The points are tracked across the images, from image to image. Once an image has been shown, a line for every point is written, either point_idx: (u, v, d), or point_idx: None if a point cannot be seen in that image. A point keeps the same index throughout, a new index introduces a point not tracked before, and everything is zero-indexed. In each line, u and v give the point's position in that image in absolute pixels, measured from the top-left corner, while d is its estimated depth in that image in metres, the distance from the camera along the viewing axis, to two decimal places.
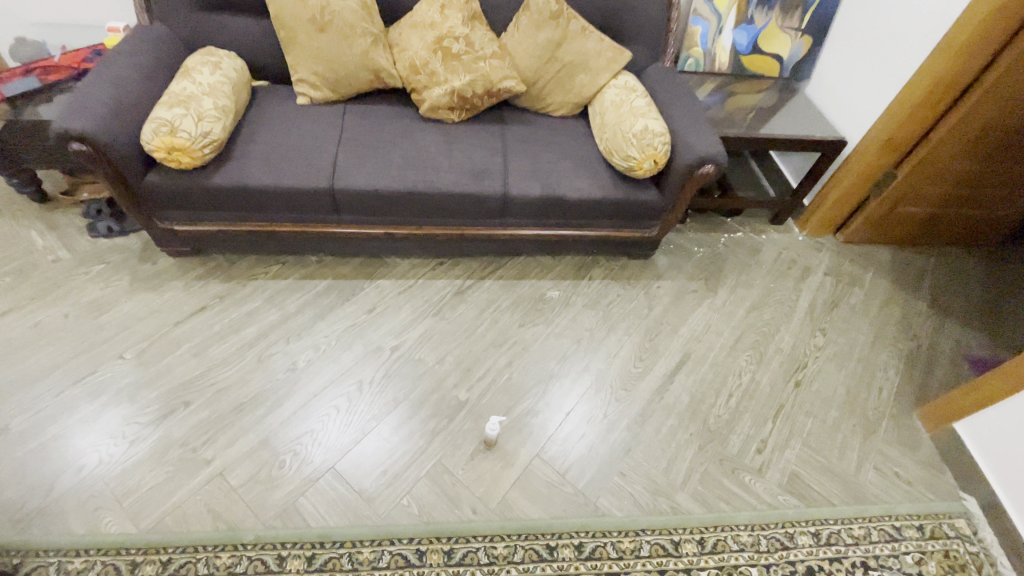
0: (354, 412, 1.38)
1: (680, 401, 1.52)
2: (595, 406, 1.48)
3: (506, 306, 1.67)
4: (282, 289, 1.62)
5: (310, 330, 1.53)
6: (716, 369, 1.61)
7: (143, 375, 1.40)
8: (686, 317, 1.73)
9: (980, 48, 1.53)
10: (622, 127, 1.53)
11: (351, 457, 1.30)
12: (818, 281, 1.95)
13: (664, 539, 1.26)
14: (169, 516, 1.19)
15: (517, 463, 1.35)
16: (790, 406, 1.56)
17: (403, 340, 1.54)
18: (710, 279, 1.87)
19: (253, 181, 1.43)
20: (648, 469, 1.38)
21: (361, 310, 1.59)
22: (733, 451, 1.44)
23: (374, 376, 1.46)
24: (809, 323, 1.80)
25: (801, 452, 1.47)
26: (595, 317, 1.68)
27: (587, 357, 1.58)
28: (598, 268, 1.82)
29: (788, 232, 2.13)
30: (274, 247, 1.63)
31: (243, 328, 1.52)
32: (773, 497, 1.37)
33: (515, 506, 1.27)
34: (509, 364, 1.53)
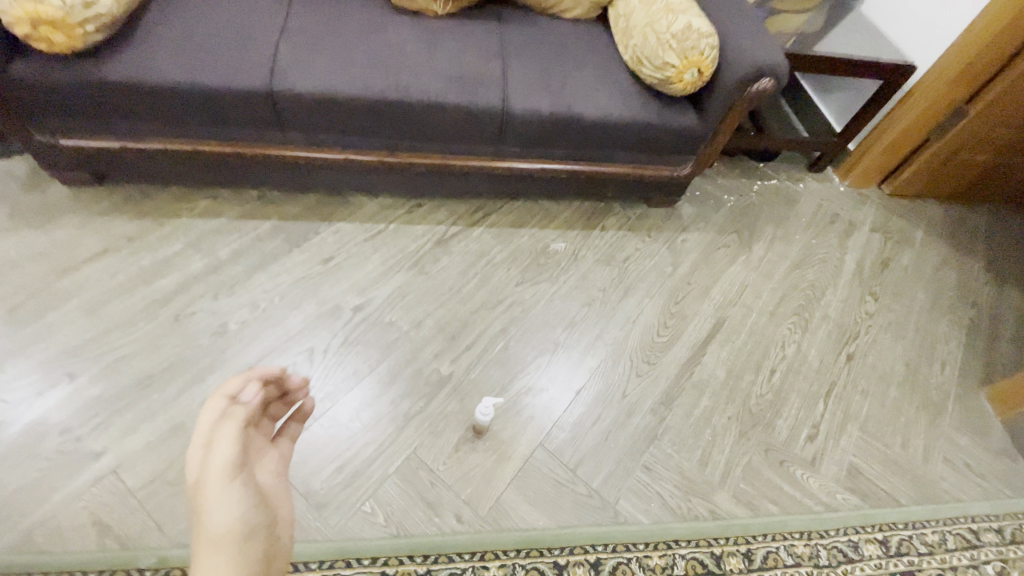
0: None
1: (714, 377, 1.23)
2: (612, 384, 1.18)
3: (501, 258, 1.34)
4: (212, 231, 1.26)
5: (247, 284, 1.19)
6: (755, 339, 1.32)
7: (16, 338, 1.04)
8: (718, 276, 1.43)
9: None
10: (656, 26, 1.18)
11: (296, 449, 0.99)
12: (864, 238, 1.66)
13: (703, 552, 0.99)
14: (38, 531, 0.86)
15: (513, 456, 1.05)
16: (843, 384, 1.29)
17: (369, 299, 1.20)
18: (744, 233, 1.56)
19: (160, 78, 1.05)
20: (679, 463, 1.09)
21: (315, 259, 1.24)
22: (780, 439, 1.17)
23: (330, 343, 1.13)
24: (858, 287, 1.52)
25: (860, 440, 1.21)
26: (610, 275, 1.37)
27: (601, 323, 1.27)
28: (612, 216, 1.50)
29: (828, 182, 1.82)
30: (200, 177, 1.26)
31: (158, 279, 1.16)
32: (830, 496, 1.11)
33: (513, 512, 0.99)
34: (505, 330, 1.22)
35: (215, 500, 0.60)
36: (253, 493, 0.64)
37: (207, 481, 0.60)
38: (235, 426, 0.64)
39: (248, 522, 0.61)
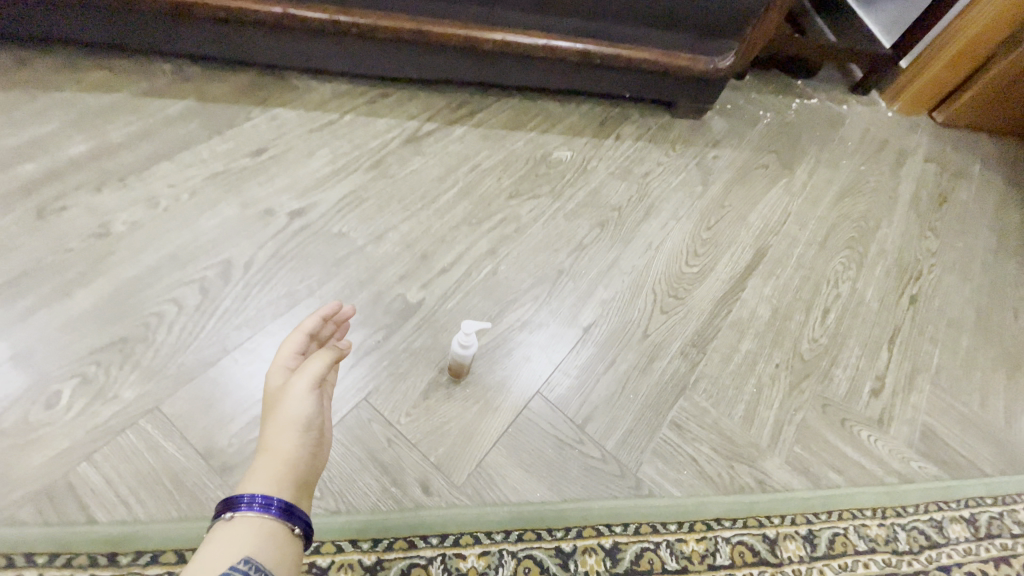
0: (211, 311, 0.76)
1: (757, 316, 0.97)
2: (632, 321, 0.91)
3: (491, 163, 1.04)
4: (103, 109, 0.94)
5: (147, 177, 0.88)
6: (803, 274, 1.06)
7: None
8: (756, 199, 1.17)
9: None
10: None
11: (196, 391, 0.70)
12: (918, 168, 1.41)
13: (753, 536, 0.74)
14: None
15: (501, 407, 0.78)
16: (908, 329, 1.05)
17: (313, 203, 0.90)
18: (784, 154, 1.29)
19: None
20: (718, 420, 0.84)
21: (243, 152, 0.94)
22: (839, 393, 0.92)
23: (256, 253, 0.83)
24: (916, 221, 1.27)
25: (932, 396, 0.97)
26: (628, 190, 1.08)
27: (616, 247, 1.00)
28: (629, 123, 1.21)
29: (874, 107, 1.56)
30: (87, 35, 0.93)
31: (19, 164, 0.85)
32: (902, 463, 0.87)
33: (500, 482, 0.72)
34: (495, 248, 0.93)
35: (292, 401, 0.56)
36: (325, 410, 0.59)
37: (296, 382, 0.57)
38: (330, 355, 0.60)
39: (316, 433, 0.57)
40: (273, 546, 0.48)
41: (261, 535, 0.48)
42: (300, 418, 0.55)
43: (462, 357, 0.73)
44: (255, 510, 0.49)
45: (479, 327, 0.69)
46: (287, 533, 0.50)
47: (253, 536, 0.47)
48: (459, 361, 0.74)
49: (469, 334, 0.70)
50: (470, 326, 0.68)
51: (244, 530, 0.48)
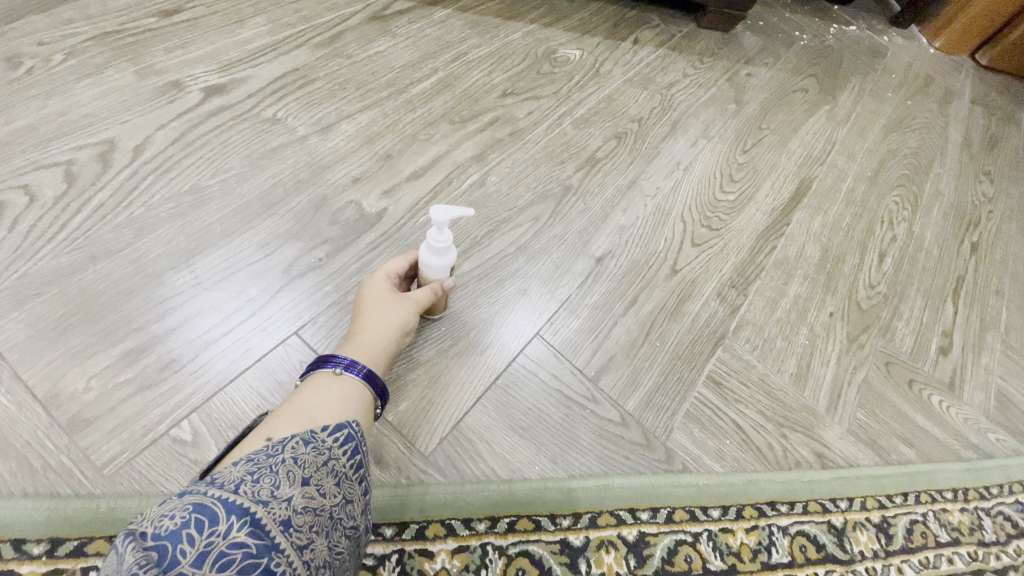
0: (78, 206, 0.53)
1: (805, 256, 0.79)
2: (657, 252, 0.71)
3: (481, 54, 0.82)
4: None
5: (7, 30, 0.64)
6: (854, 211, 0.88)
7: None
8: (797, 125, 0.97)
9: None
10: None
11: (41, 311, 0.48)
12: (966, 110, 1.24)
13: (814, 525, 0.56)
14: None
15: (488, 353, 0.58)
16: (973, 280, 0.88)
17: (239, 79, 0.67)
18: (824, 79, 1.10)
19: None
20: (765, 376, 0.65)
21: (147, 9, 0.69)
22: (905, 350, 0.75)
23: (153, 135, 0.60)
24: (969, 164, 1.10)
25: (1006, 358, 0.81)
26: (649, 101, 0.88)
27: (637, 165, 0.79)
28: (650, 28, 1.00)
29: (915, 42, 1.37)
30: None
31: None
32: (981, 436, 0.71)
33: (484, 451, 0.53)
34: (484, 154, 0.72)
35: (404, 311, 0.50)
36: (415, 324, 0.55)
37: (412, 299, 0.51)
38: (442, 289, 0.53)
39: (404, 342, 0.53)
40: (366, 413, 0.44)
41: (351, 396, 0.44)
42: (409, 328, 0.51)
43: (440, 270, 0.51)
44: (346, 372, 0.45)
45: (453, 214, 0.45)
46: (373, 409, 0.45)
47: (351, 400, 0.43)
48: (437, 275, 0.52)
49: (440, 228, 0.46)
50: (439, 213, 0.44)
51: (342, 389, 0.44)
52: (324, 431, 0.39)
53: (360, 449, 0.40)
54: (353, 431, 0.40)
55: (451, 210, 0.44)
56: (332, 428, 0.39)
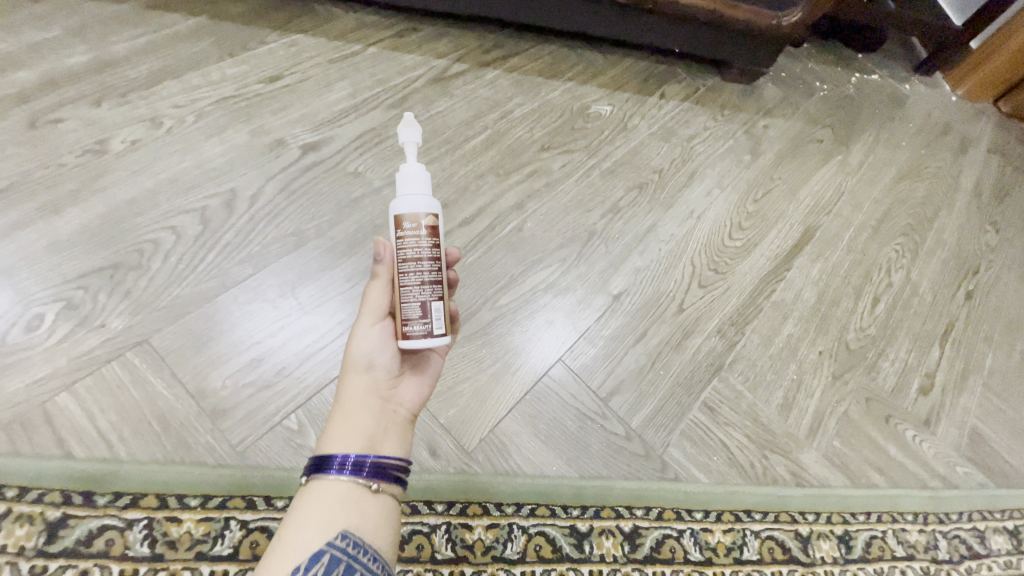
0: (214, 244, 0.69)
1: (802, 298, 0.89)
2: (667, 292, 0.84)
3: (523, 113, 0.95)
4: (106, 18, 0.85)
5: (150, 94, 0.80)
6: (854, 258, 0.98)
7: None
8: (808, 175, 1.07)
9: None
10: None
11: (190, 326, 0.64)
12: (982, 158, 1.30)
13: (784, 531, 0.68)
14: None
15: (520, 371, 0.72)
16: (963, 327, 0.97)
17: (329, 137, 0.82)
18: (840, 129, 1.19)
19: None
20: (753, 405, 0.77)
21: (256, 76, 0.85)
22: (886, 387, 0.84)
23: (264, 186, 0.76)
24: (977, 213, 1.17)
25: (985, 400, 0.89)
26: (670, 153, 0.99)
27: (655, 212, 0.91)
28: (675, 82, 1.11)
29: (938, 89, 1.44)
30: None
31: (14, 71, 0.77)
32: (949, 468, 0.80)
33: (513, 451, 0.66)
34: (522, 203, 0.85)
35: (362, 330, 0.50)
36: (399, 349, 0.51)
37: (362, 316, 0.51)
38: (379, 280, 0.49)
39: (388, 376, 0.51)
40: (353, 514, 0.44)
41: (354, 505, 0.44)
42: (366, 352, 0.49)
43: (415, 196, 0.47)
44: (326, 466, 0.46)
45: (419, 133, 0.49)
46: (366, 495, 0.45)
47: (331, 498, 0.44)
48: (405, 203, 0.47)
49: (412, 152, 0.49)
50: (404, 133, 0.49)
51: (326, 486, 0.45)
52: None
53: (348, 567, 0.41)
54: (331, 555, 0.40)
55: (415, 125, 0.49)
56: (313, 557, 0.40)
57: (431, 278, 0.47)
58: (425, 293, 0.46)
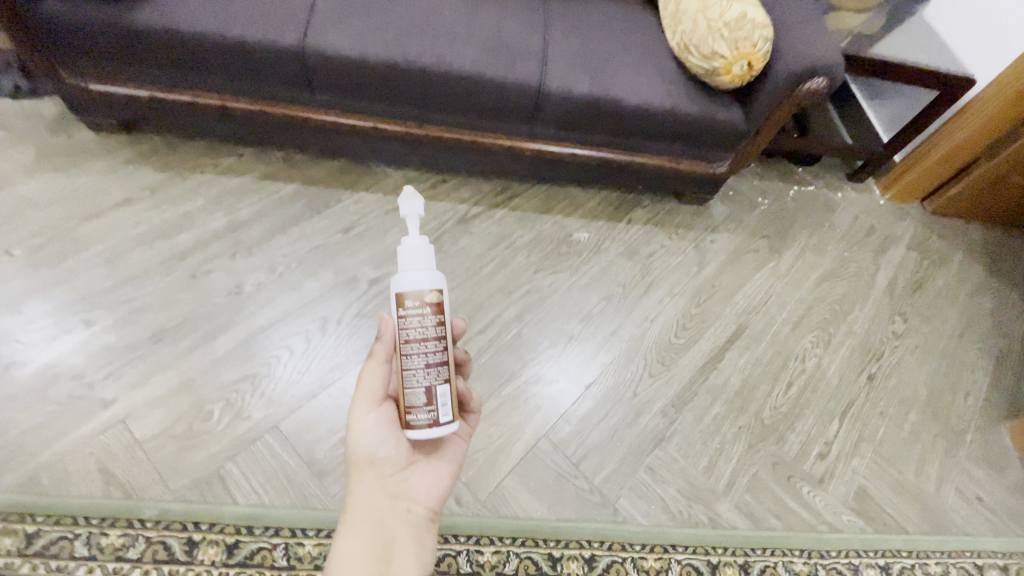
0: (313, 357, 1.05)
1: (729, 384, 1.20)
2: (624, 381, 1.16)
3: (522, 243, 1.30)
4: (233, 189, 1.24)
5: (265, 245, 1.17)
6: (775, 350, 1.28)
7: (36, 280, 1.06)
8: (744, 281, 1.38)
9: None
10: (709, 11, 1.10)
11: (302, 415, 0.99)
12: (900, 255, 1.60)
13: (698, 559, 0.98)
14: (45, 473, 0.87)
15: (516, 443, 1.04)
16: (862, 404, 1.25)
17: (386, 273, 1.18)
18: (775, 238, 1.51)
19: (190, 25, 1.01)
20: (684, 468, 1.07)
21: (335, 228, 1.23)
22: (790, 454, 1.14)
23: (344, 313, 1.11)
24: (888, 305, 1.46)
25: (874, 464, 1.18)
26: (633, 269, 1.33)
27: (618, 319, 1.24)
28: (640, 208, 1.45)
29: (868, 194, 1.75)
30: (225, 132, 1.24)
31: (177, 234, 1.15)
32: (835, 516, 1.09)
33: (512, 501, 0.98)
34: (520, 316, 1.19)
35: (367, 419, 0.63)
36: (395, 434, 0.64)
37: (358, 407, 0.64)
38: (376, 366, 0.64)
39: (388, 460, 0.64)
40: None
41: None
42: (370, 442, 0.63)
43: (423, 274, 0.62)
44: None
45: (418, 205, 0.65)
46: None
47: None
48: (416, 282, 0.61)
49: (413, 227, 0.64)
50: (408, 207, 0.65)
51: None
52: None
53: None
54: None
55: (415, 199, 0.65)
56: None
57: (427, 362, 0.61)
58: (422, 377, 0.61)
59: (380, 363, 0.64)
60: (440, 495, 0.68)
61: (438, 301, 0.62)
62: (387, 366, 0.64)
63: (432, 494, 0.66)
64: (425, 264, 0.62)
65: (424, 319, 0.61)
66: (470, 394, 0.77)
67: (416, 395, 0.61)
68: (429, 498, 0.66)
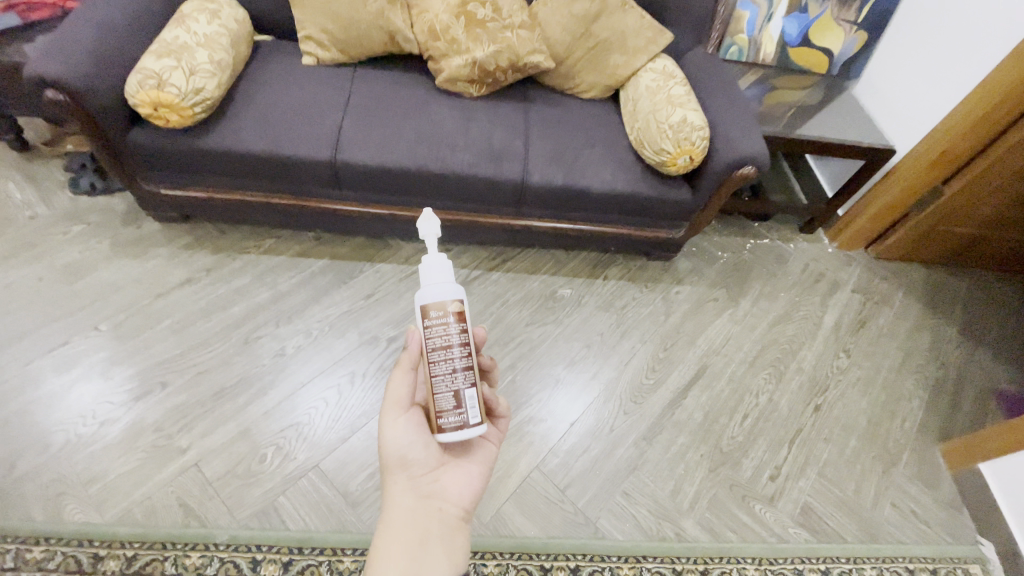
0: (344, 406, 1.28)
1: (692, 418, 1.42)
2: (602, 419, 1.38)
3: (515, 301, 1.55)
4: (274, 266, 1.50)
5: (302, 313, 1.42)
6: (732, 387, 1.51)
7: (119, 350, 1.30)
8: (705, 327, 1.62)
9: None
10: (658, 117, 1.38)
11: (338, 455, 1.21)
12: (846, 297, 1.83)
13: (666, 567, 1.19)
14: (137, 508, 1.10)
15: (513, 474, 1.26)
16: (808, 432, 1.47)
17: (401, 333, 1.43)
18: (733, 287, 1.75)
19: (247, 146, 1.28)
20: (653, 491, 1.29)
21: (359, 296, 1.48)
22: (745, 477, 1.35)
23: (368, 369, 1.35)
24: (833, 343, 1.69)
25: (818, 483, 1.38)
26: (609, 321, 1.57)
27: (597, 364, 1.47)
28: (615, 266, 1.70)
29: (818, 242, 2.00)
30: (267, 220, 1.50)
31: (230, 306, 1.41)
32: (784, 529, 1.29)
33: (511, 523, 1.19)
34: (513, 365, 1.43)
35: (396, 423, 0.71)
36: (422, 434, 0.72)
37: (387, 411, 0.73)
38: (402, 372, 0.72)
39: (417, 459, 0.71)
40: None
41: None
42: (399, 444, 0.71)
43: (444, 286, 0.69)
44: None
45: (435, 224, 0.71)
46: None
47: None
48: (439, 295, 0.69)
49: (432, 242, 0.71)
50: (425, 227, 0.71)
51: None
52: None
53: None
54: None
55: (432, 219, 0.71)
56: None
57: (450, 367, 0.69)
58: (446, 381, 0.69)
59: (405, 372, 0.73)
60: (471, 496, 0.74)
61: (460, 310, 0.70)
62: (411, 372, 0.73)
63: (463, 495, 0.73)
64: (444, 278, 0.70)
65: (447, 326, 0.68)
66: (498, 401, 0.82)
67: (445, 399, 0.69)
68: (460, 499, 0.72)
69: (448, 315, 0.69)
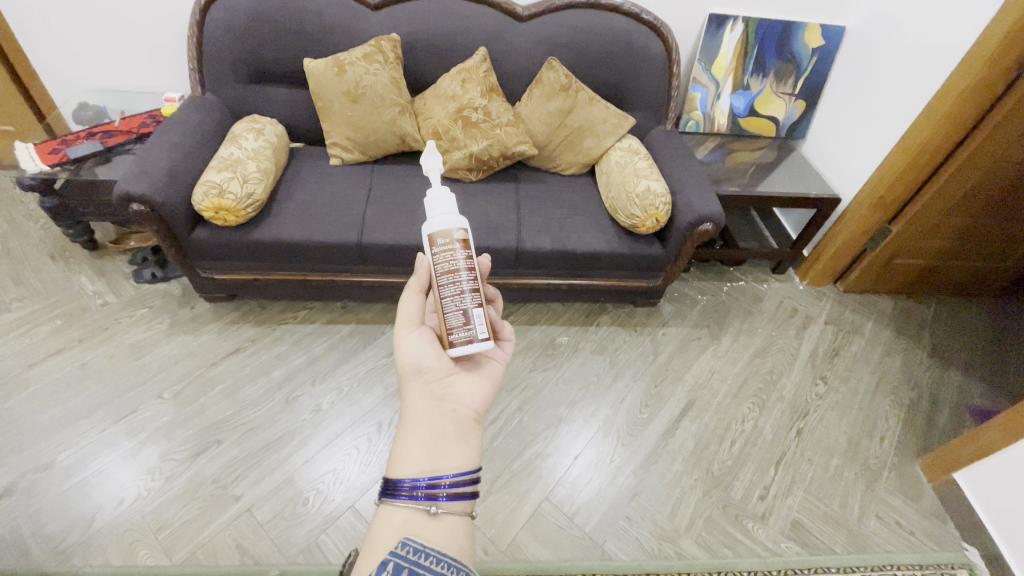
0: (375, 451, 1.47)
1: (685, 447, 1.58)
2: (602, 451, 1.54)
3: (518, 351, 1.76)
4: (309, 333, 1.74)
5: (335, 373, 1.64)
6: (719, 416, 1.67)
7: (178, 414, 1.51)
8: (690, 364, 1.80)
9: (941, 137, 1.68)
10: (627, 187, 1.64)
11: (370, 495, 1.38)
12: (819, 329, 2.02)
13: None
14: (200, 550, 1.26)
15: (526, 506, 1.41)
16: (793, 453, 1.62)
17: None
18: (714, 326, 1.95)
19: (287, 235, 1.55)
20: (653, 514, 1.43)
21: (382, 355, 1.70)
22: (736, 497, 1.49)
23: (392, 418, 1.54)
24: (810, 372, 1.86)
25: (804, 500, 1.51)
26: (603, 363, 1.76)
27: (595, 402, 1.66)
28: (606, 315, 1.92)
29: (789, 281, 2.22)
30: (302, 295, 1.75)
31: (272, 370, 1.63)
32: (776, 544, 1.41)
33: (526, 549, 1.33)
34: (521, 408, 1.61)
35: (411, 337, 0.80)
36: (433, 344, 0.80)
37: (401, 328, 0.82)
38: (413, 294, 0.83)
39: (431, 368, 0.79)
40: (416, 520, 0.66)
41: (418, 519, 0.66)
42: (414, 355, 0.79)
43: (448, 217, 0.80)
44: (405, 491, 0.67)
45: (436, 159, 0.83)
46: (427, 509, 0.66)
47: (399, 518, 0.66)
48: (444, 225, 0.79)
49: (433, 173, 0.83)
50: (428, 163, 0.83)
51: (394, 511, 0.67)
52: (399, 548, 0.61)
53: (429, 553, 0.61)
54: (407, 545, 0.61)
55: (434, 156, 0.84)
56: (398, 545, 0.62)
57: (457, 286, 0.78)
58: (455, 299, 0.78)
59: (416, 294, 0.83)
60: (483, 400, 0.79)
61: (464, 238, 0.80)
62: (421, 294, 0.83)
63: (475, 398, 0.78)
64: (447, 211, 0.81)
65: (454, 252, 0.79)
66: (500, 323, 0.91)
67: (454, 317, 0.78)
68: (473, 401, 0.78)
69: (453, 241, 0.79)
